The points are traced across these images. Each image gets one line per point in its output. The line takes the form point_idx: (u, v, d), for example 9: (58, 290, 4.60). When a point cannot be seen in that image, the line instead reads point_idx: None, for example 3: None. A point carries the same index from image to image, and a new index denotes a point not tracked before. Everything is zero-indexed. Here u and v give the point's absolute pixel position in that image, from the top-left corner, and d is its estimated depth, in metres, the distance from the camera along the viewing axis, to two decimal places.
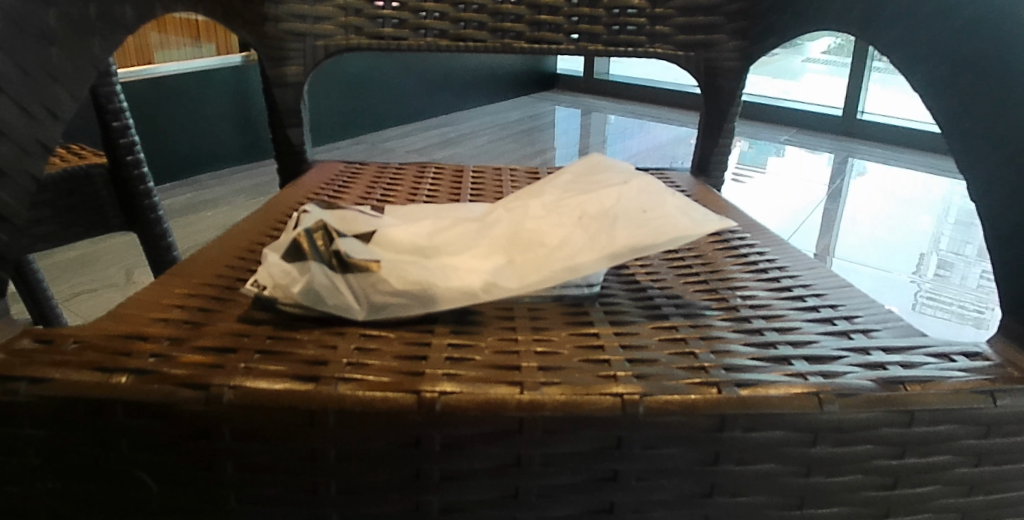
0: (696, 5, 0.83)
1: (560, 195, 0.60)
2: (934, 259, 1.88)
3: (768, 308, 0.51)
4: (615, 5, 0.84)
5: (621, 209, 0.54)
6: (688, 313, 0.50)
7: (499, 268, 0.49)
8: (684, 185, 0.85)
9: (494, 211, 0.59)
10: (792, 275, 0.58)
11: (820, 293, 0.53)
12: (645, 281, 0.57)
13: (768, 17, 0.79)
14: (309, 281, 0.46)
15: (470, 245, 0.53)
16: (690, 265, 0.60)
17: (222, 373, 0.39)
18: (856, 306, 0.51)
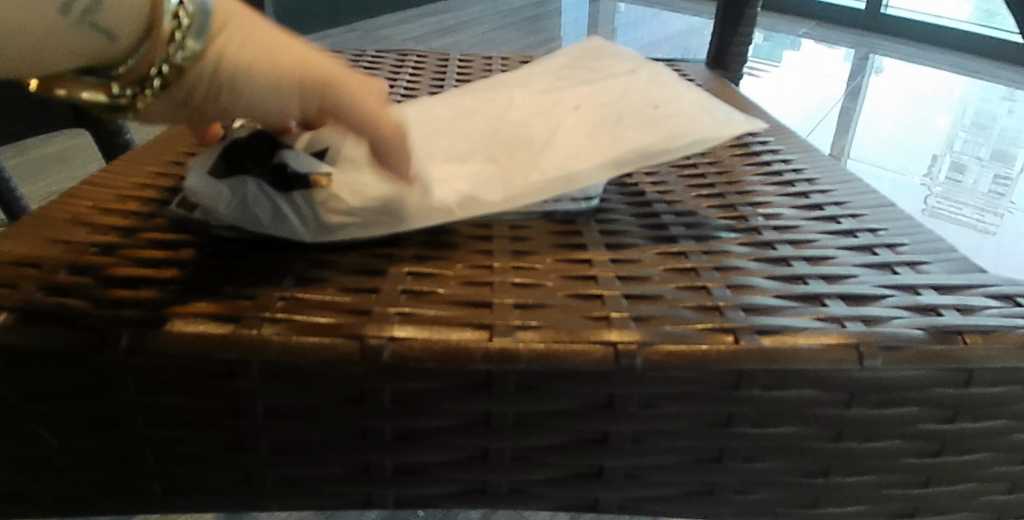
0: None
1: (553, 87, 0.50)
2: (945, 162, 1.77)
3: (794, 230, 0.42)
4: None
5: (627, 104, 0.44)
6: (700, 236, 0.42)
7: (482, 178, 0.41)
8: (699, 78, 0.74)
9: (476, 106, 0.50)
10: (823, 190, 0.49)
11: (857, 214, 0.45)
12: (649, 194, 0.48)
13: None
14: (241, 200, 0.37)
15: (450, 152, 0.44)
16: (703, 176, 0.51)
17: (121, 311, 0.31)
18: (901, 230, 0.42)
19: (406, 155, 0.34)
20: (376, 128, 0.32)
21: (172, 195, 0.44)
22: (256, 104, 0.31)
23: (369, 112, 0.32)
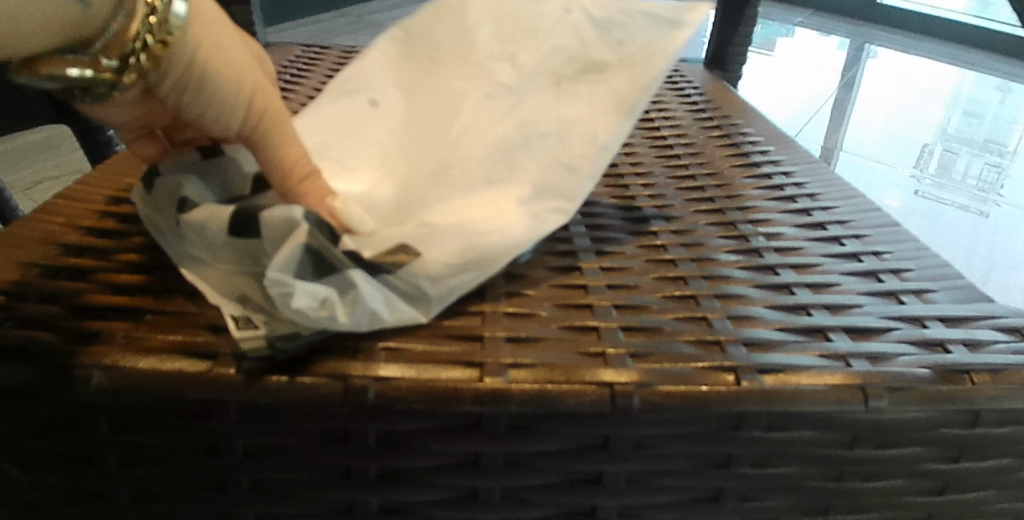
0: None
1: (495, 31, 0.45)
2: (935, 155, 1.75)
3: (794, 253, 0.41)
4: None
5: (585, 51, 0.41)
6: (698, 256, 0.40)
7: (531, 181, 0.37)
8: (697, 79, 0.73)
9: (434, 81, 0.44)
10: (825, 206, 0.47)
11: (859, 235, 0.43)
12: (647, 206, 0.47)
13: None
14: (357, 300, 0.28)
15: (459, 162, 0.39)
16: (702, 187, 0.50)
17: (92, 346, 0.29)
18: (904, 253, 0.41)
19: (321, 197, 0.32)
20: (283, 171, 0.32)
21: None
22: (180, 97, 0.28)
23: (286, 159, 0.32)
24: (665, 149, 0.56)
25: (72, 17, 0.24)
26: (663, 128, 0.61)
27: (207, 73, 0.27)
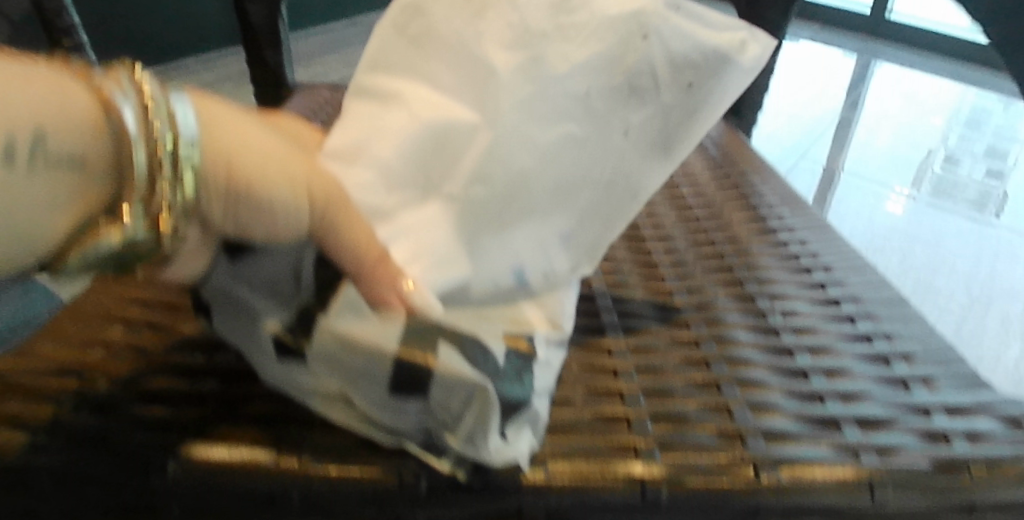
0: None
1: (530, 32, 0.36)
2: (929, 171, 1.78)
3: (807, 332, 0.43)
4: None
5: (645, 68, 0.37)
6: (721, 336, 0.42)
7: (574, 225, 0.36)
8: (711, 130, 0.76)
9: (452, 81, 0.34)
10: (837, 280, 0.50)
11: (871, 314, 0.46)
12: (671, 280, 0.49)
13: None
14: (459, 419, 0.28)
15: (510, 194, 0.34)
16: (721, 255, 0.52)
17: (166, 434, 0.32)
18: (912, 335, 0.44)
19: (395, 283, 0.25)
20: (358, 255, 0.25)
21: None
22: (222, 219, 0.24)
23: (359, 244, 0.25)
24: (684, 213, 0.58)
25: (66, 189, 0.21)
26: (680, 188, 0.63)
27: (253, 182, 0.23)
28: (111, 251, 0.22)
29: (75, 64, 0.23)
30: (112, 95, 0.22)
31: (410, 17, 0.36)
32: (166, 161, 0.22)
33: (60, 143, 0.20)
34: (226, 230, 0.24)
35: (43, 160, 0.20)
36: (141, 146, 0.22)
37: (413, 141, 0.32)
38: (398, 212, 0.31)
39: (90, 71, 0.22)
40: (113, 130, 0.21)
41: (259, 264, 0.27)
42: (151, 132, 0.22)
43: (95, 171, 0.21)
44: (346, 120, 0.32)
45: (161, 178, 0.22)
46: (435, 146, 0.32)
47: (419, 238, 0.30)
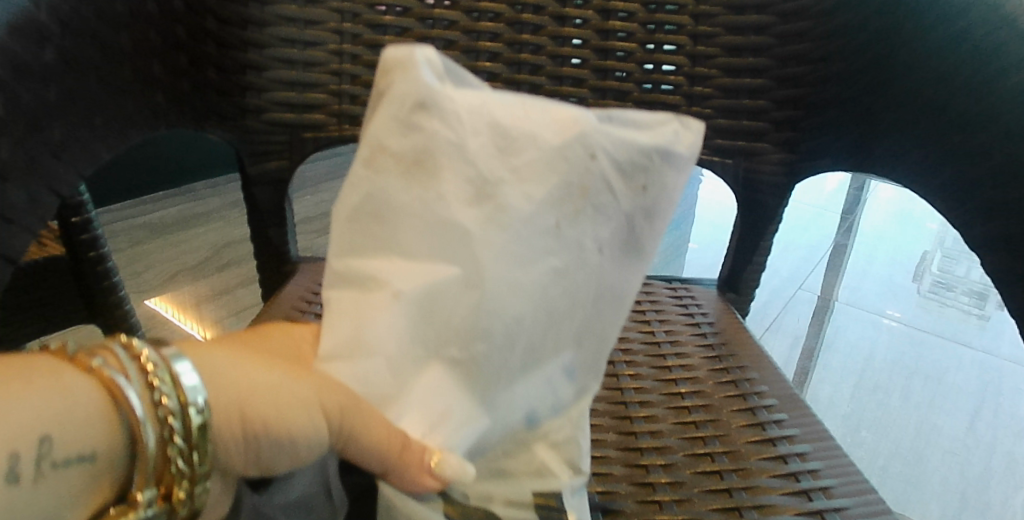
0: (743, 62, 0.67)
1: (493, 183, 0.38)
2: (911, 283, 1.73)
3: (744, 456, 0.57)
4: (649, 57, 0.68)
5: (590, 167, 0.40)
6: (666, 462, 0.55)
7: (581, 361, 0.43)
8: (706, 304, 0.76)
9: (425, 249, 0.37)
10: (779, 420, 0.61)
11: (790, 433, 0.60)
12: (636, 417, 0.60)
13: (841, 90, 0.63)
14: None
15: (480, 331, 0.37)
16: (696, 423, 0.60)
17: None
18: (821, 456, 0.58)
19: (422, 465, 0.34)
20: (386, 445, 0.34)
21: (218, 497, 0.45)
22: (240, 461, 0.34)
23: (381, 441, 0.34)
24: (663, 370, 0.66)
25: (75, 486, 0.28)
26: (663, 343, 0.69)
27: (262, 428, 0.33)
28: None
29: (70, 351, 0.31)
30: (114, 379, 0.30)
31: (362, 211, 0.37)
32: (175, 426, 0.31)
33: (60, 451, 0.27)
34: (245, 468, 0.34)
35: (48, 470, 0.26)
36: (149, 425, 0.30)
37: (408, 320, 0.36)
38: (409, 386, 0.36)
39: (85, 357, 0.30)
40: (118, 419, 0.29)
41: (270, 499, 0.38)
42: (156, 405, 0.30)
43: (100, 463, 0.29)
44: (330, 331, 0.36)
45: (170, 430, 0.31)
46: (438, 316, 0.37)
47: (422, 408, 0.36)
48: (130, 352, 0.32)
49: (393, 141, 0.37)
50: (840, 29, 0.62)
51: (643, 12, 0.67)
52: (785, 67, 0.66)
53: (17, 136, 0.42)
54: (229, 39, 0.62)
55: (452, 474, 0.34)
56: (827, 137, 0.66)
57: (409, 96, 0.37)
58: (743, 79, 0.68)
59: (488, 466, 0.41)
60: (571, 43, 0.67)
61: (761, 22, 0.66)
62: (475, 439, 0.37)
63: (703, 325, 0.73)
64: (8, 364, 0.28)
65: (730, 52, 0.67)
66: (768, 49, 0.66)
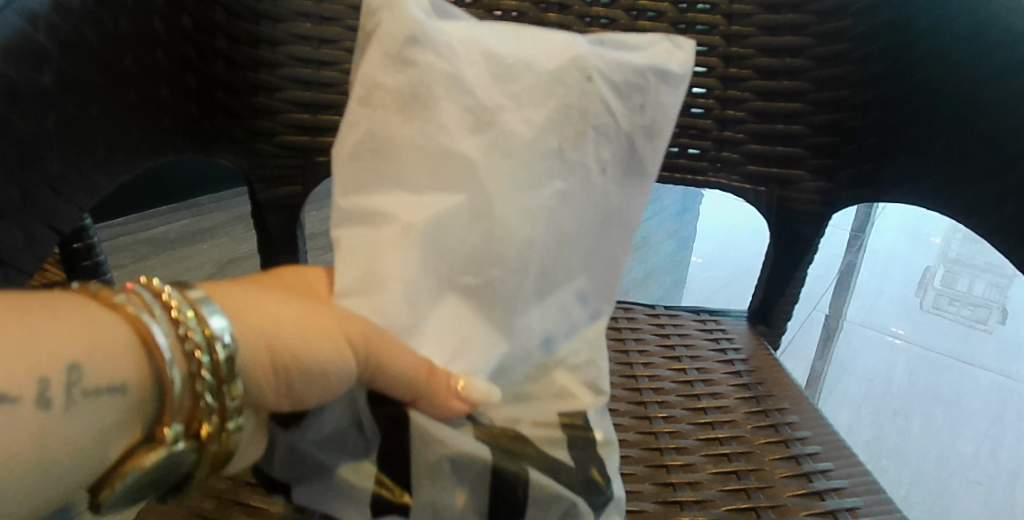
0: (780, 86, 0.48)
1: (492, 110, 0.30)
2: (931, 293, 1.31)
3: (770, 475, 0.45)
4: (696, 102, 0.50)
5: (595, 96, 0.32)
6: (703, 500, 0.43)
7: (595, 285, 0.34)
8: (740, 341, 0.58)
9: (430, 180, 0.28)
10: (791, 421, 0.50)
11: (803, 437, 0.49)
12: (661, 434, 0.47)
13: (880, 117, 0.46)
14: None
15: (548, 273, 0.31)
16: (736, 471, 0.45)
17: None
18: (821, 441, 0.49)
19: (450, 389, 0.27)
20: (411, 379, 0.26)
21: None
22: (274, 401, 0.25)
23: (406, 372, 0.26)
24: (697, 412, 0.50)
25: (109, 416, 0.22)
26: (695, 382, 0.53)
27: (291, 361, 0.24)
28: (156, 466, 0.23)
29: (93, 285, 0.24)
30: (139, 316, 0.23)
31: (364, 148, 0.28)
32: (205, 364, 0.23)
33: (91, 378, 0.21)
34: (279, 408, 0.26)
35: (79, 398, 0.21)
36: (176, 363, 0.23)
37: (421, 253, 0.28)
38: (426, 321, 0.28)
39: (106, 292, 0.23)
40: (148, 366, 0.22)
41: (304, 436, 0.27)
42: (182, 339, 0.23)
43: (136, 398, 0.22)
44: (341, 263, 0.27)
45: (198, 365, 0.23)
46: (451, 246, 0.28)
47: (449, 338, 0.28)
48: (152, 287, 0.24)
49: (385, 79, 0.29)
50: (878, 76, 0.45)
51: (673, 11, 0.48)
52: (824, 91, 0.48)
53: (47, 173, 0.32)
54: (240, 58, 0.46)
55: (481, 399, 0.28)
56: (870, 166, 0.48)
57: (398, 34, 0.29)
58: (777, 106, 0.49)
59: (511, 392, 0.31)
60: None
61: (795, 44, 0.47)
62: (497, 369, 0.30)
63: (727, 354, 0.56)
64: (19, 294, 0.22)
65: (764, 75, 0.48)
66: (805, 73, 0.48)
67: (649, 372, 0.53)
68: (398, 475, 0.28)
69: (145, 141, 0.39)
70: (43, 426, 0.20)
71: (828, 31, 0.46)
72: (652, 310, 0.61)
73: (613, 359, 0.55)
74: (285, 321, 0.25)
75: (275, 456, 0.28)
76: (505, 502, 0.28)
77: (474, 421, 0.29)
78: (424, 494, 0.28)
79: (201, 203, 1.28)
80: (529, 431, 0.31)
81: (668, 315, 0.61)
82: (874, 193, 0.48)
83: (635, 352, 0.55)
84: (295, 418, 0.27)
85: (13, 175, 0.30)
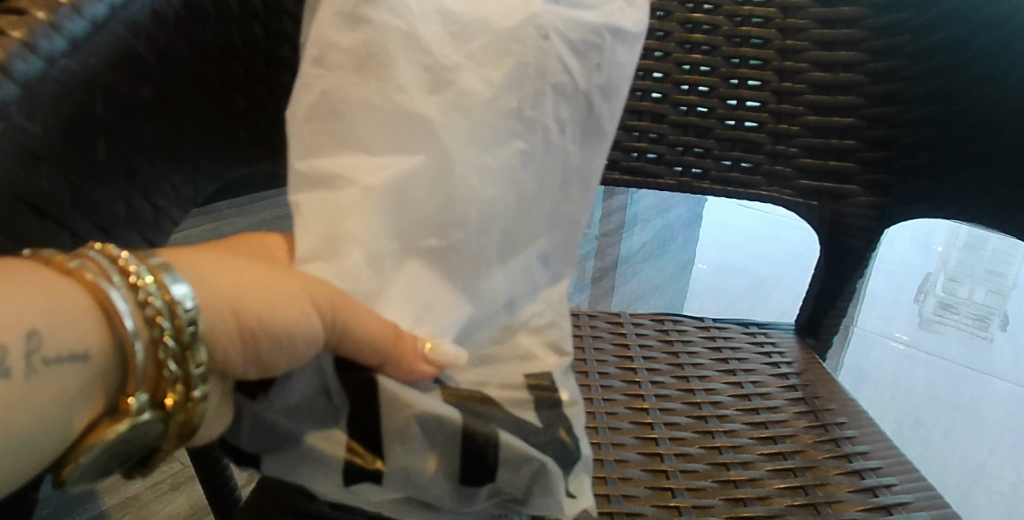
0: (835, 100, 0.53)
1: (450, 69, 0.30)
2: (932, 300, 1.41)
3: (824, 473, 0.49)
4: (732, 114, 0.55)
5: (556, 57, 0.33)
6: (772, 510, 0.46)
7: (556, 245, 0.34)
8: (789, 351, 0.61)
9: (387, 140, 0.28)
10: (850, 435, 0.52)
11: (863, 450, 0.51)
12: (732, 463, 0.49)
13: (933, 135, 0.51)
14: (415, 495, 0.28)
15: (514, 230, 0.31)
16: (792, 469, 0.49)
17: None
18: (883, 456, 0.51)
19: (417, 350, 0.27)
20: (378, 342, 0.26)
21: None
22: (241, 369, 0.24)
23: (372, 333, 0.26)
24: (759, 426, 0.52)
25: (73, 390, 0.21)
26: (760, 409, 0.54)
27: (258, 327, 0.24)
28: (121, 439, 0.22)
29: (47, 252, 0.22)
30: (96, 282, 0.21)
31: (317, 110, 0.28)
32: (167, 329, 0.22)
33: (51, 346, 0.20)
34: (245, 375, 0.25)
35: (40, 367, 0.20)
36: (139, 333, 0.22)
37: (383, 214, 0.28)
38: (390, 283, 0.28)
39: (61, 258, 0.22)
40: (109, 334, 0.21)
41: (271, 404, 0.26)
42: (142, 305, 0.22)
43: (97, 368, 0.21)
44: (301, 226, 0.27)
45: (161, 331, 0.22)
46: (411, 205, 0.28)
47: (409, 295, 0.28)
48: (108, 252, 0.23)
49: (339, 38, 0.29)
50: (935, 94, 0.50)
51: (728, 45, 0.54)
52: (877, 105, 0.53)
53: (145, 185, 0.35)
54: (273, 57, 0.44)
55: (447, 360, 0.28)
56: (927, 181, 0.53)
57: None
58: (832, 120, 0.54)
59: (478, 355, 0.31)
60: (693, 111, 0.56)
61: (850, 57, 0.52)
62: (462, 329, 0.30)
63: (780, 366, 0.59)
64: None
65: (819, 89, 0.53)
66: (858, 88, 0.52)
67: (706, 385, 0.56)
68: (370, 439, 0.27)
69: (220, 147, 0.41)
70: (1, 398, 0.19)
71: (884, 25, 0.50)
72: (659, 319, 0.63)
73: (670, 371, 0.57)
74: (244, 284, 0.24)
75: (242, 427, 0.26)
76: (478, 465, 0.28)
77: (441, 384, 0.29)
78: (399, 459, 0.27)
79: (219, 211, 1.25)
80: (496, 393, 0.30)
81: (717, 328, 0.63)
82: (928, 207, 0.54)
83: (693, 378, 0.57)
84: (261, 387, 0.26)
85: (122, 190, 0.33)
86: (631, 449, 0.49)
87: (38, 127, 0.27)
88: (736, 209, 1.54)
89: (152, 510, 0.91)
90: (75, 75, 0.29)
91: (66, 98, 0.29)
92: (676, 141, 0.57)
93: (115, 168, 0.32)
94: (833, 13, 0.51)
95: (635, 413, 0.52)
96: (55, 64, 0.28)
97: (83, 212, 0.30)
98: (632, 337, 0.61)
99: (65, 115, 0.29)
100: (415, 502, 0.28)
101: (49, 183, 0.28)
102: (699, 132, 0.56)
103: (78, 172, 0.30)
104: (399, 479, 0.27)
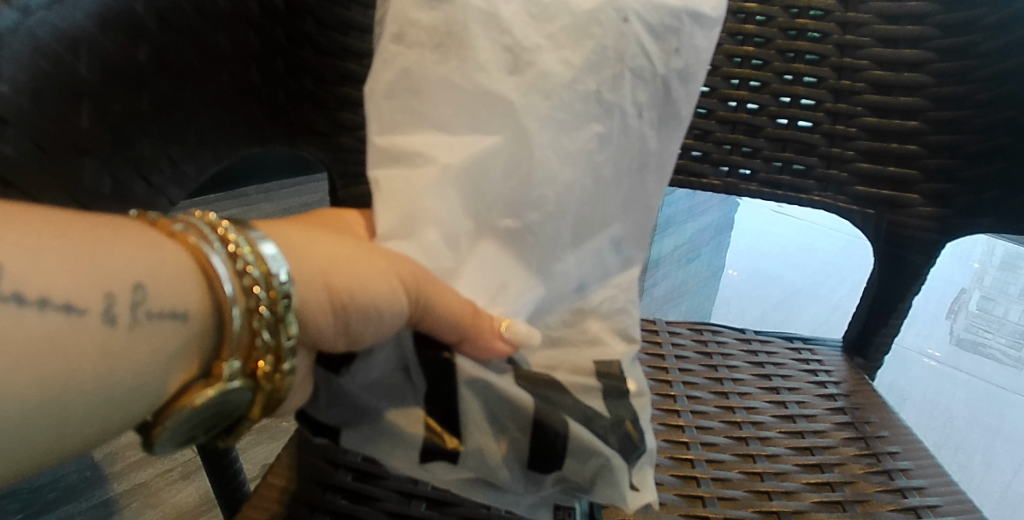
0: (894, 101, 0.46)
1: (529, 50, 0.30)
2: (965, 316, 1.34)
3: (876, 508, 0.44)
4: (784, 112, 0.49)
5: (633, 37, 0.32)
6: None
7: (630, 231, 0.34)
8: (834, 370, 0.56)
9: (461, 122, 0.29)
10: (905, 468, 0.47)
11: (919, 485, 0.46)
12: (774, 493, 0.44)
13: (1009, 143, 0.43)
14: (491, 472, 0.27)
15: (587, 217, 0.31)
16: (840, 503, 0.44)
17: None
18: (942, 492, 0.46)
19: (494, 328, 0.27)
20: (457, 319, 0.26)
21: (354, 487, 0.37)
22: (330, 341, 0.25)
23: (454, 312, 0.26)
24: (794, 436, 0.49)
25: (174, 349, 0.22)
26: (797, 418, 0.50)
27: (348, 300, 0.24)
28: (212, 403, 0.23)
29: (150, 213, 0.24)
30: (198, 245, 0.23)
31: (398, 87, 0.29)
32: (263, 300, 0.23)
33: (154, 301, 0.21)
34: (334, 348, 0.25)
35: (143, 319, 0.21)
36: (238, 301, 0.23)
37: (460, 195, 0.28)
38: (465, 263, 0.28)
39: (164, 220, 0.23)
40: (208, 298, 0.22)
41: (351, 379, 0.26)
42: (240, 274, 0.23)
43: (198, 328, 0.22)
44: (381, 204, 0.26)
45: (257, 303, 0.23)
46: (485, 190, 0.28)
47: (484, 278, 0.28)
48: (209, 221, 0.24)
49: (419, 16, 0.30)
50: (1004, 99, 0.42)
51: (784, 16, 0.46)
52: (944, 110, 0.45)
53: (137, 159, 0.33)
54: (325, 41, 0.44)
55: (522, 340, 0.28)
56: (997, 193, 0.44)
57: None
58: (892, 123, 0.47)
59: (547, 337, 0.31)
60: (743, 108, 0.49)
61: (918, 35, 0.44)
62: (534, 311, 0.30)
63: (827, 386, 0.54)
64: (88, 214, 0.22)
65: (879, 90, 0.46)
66: (923, 90, 0.45)
67: (746, 403, 0.51)
68: (449, 417, 0.27)
69: (244, 134, 0.40)
70: (106, 343, 0.21)
71: (954, 23, 0.42)
72: (697, 330, 0.59)
73: (701, 370, 0.55)
74: (340, 257, 0.25)
75: (320, 398, 0.27)
76: (548, 454, 0.27)
77: (514, 366, 0.29)
78: (476, 439, 0.27)
79: (248, 193, 1.22)
80: (565, 377, 0.30)
81: (759, 342, 0.59)
82: (996, 221, 0.45)
83: (727, 380, 0.53)
84: (345, 361, 0.26)
85: (108, 164, 0.31)
86: (664, 471, 0.45)
87: (6, 87, 0.25)
88: (772, 214, 1.54)
89: (159, 498, 0.83)
90: (58, 30, 0.27)
91: (42, 54, 0.27)
92: (723, 139, 0.50)
93: (99, 136, 0.30)
94: (899, 8, 0.44)
95: (667, 415, 0.49)
96: (31, 17, 0.26)
97: (50, 180, 0.28)
98: (668, 348, 0.56)
99: (43, 75, 0.27)
100: (483, 482, 0.28)
101: (15, 149, 0.26)
102: (748, 130, 0.50)
103: (59, 141, 0.28)
104: (474, 460, 0.27)
